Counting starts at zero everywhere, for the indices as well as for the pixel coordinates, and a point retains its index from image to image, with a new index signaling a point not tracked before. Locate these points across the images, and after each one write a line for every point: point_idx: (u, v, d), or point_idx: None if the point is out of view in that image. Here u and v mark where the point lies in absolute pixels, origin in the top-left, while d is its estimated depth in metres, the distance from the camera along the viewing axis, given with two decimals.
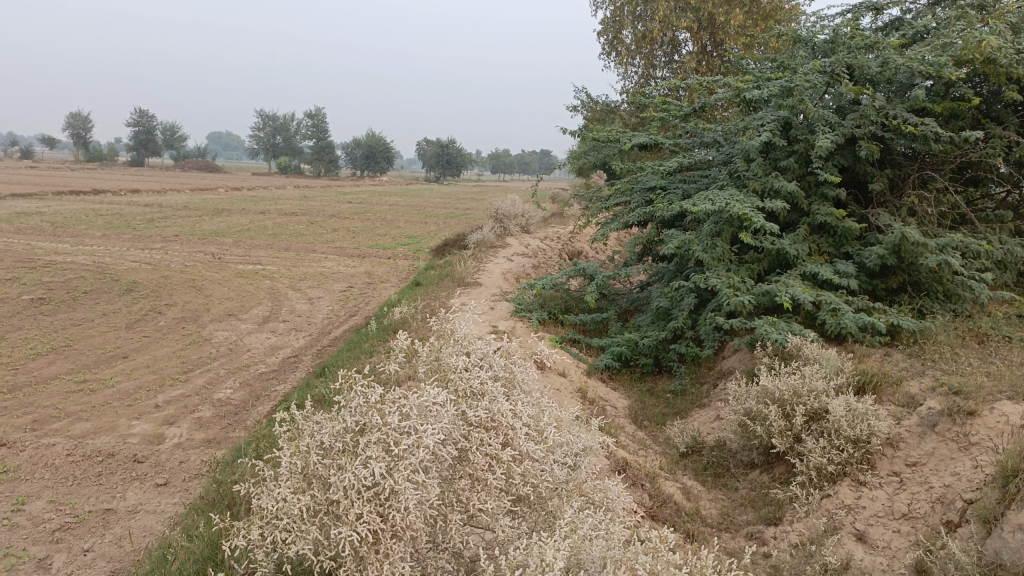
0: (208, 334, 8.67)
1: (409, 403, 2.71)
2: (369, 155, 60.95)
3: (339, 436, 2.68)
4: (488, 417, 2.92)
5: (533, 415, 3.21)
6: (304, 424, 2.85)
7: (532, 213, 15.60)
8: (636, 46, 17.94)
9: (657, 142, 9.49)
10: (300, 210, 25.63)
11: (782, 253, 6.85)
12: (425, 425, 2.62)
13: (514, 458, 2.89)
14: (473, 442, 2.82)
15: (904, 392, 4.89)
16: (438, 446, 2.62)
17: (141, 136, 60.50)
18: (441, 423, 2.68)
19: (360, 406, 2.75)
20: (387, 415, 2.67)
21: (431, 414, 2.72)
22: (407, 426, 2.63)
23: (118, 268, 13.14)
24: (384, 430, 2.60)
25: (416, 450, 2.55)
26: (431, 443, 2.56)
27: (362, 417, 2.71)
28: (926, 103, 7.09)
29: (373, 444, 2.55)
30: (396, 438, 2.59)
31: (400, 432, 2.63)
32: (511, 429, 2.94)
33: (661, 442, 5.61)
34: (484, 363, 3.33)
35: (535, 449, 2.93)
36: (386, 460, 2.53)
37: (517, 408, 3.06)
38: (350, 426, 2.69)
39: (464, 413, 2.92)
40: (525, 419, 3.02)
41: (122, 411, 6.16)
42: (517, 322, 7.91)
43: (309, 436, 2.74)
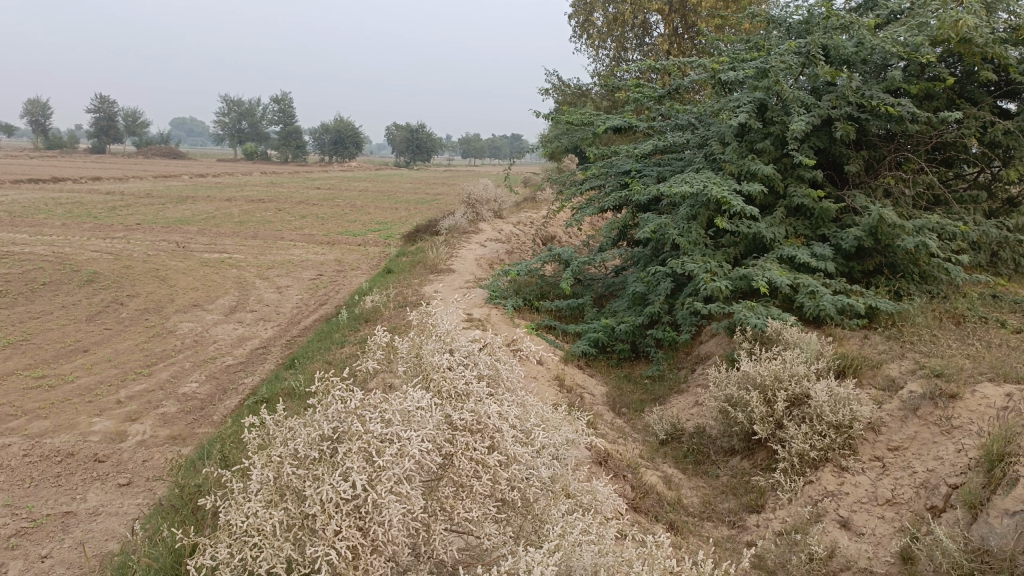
0: (173, 326, 8.42)
1: (392, 410, 2.59)
2: (338, 140, 60.26)
3: (314, 445, 2.51)
4: (474, 420, 2.82)
5: (519, 416, 3.10)
6: (276, 431, 2.66)
7: (504, 198, 15.45)
8: (607, 28, 17.78)
9: (631, 125, 9.37)
10: (268, 197, 25.21)
11: (759, 236, 6.78)
12: (408, 432, 2.50)
13: (502, 462, 2.77)
14: (458, 446, 2.69)
15: (884, 375, 4.83)
16: (423, 453, 2.50)
17: (103, 122, 59.22)
18: (424, 430, 2.57)
19: (338, 412, 2.60)
20: (368, 422, 2.53)
21: (414, 419, 2.61)
22: (390, 433, 2.50)
23: (79, 258, 12.77)
24: (366, 438, 2.46)
25: (400, 459, 2.43)
26: (417, 452, 2.44)
27: (339, 424, 2.56)
28: (902, 84, 7.04)
29: (353, 453, 2.40)
30: (378, 447, 2.46)
31: (383, 440, 2.50)
32: (498, 431, 2.82)
33: (640, 429, 5.52)
34: (470, 362, 3.33)
35: (523, 452, 2.81)
36: (368, 471, 2.38)
37: (503, 409, 2.98)
38: (327, 434, 2.53)
39: (449, 417, 2.80)
40: (513, 421, 2.92)
41: (83, 408, 5.93)
42: (491, 309, 7.76)
43: (281, 445, 2.56)
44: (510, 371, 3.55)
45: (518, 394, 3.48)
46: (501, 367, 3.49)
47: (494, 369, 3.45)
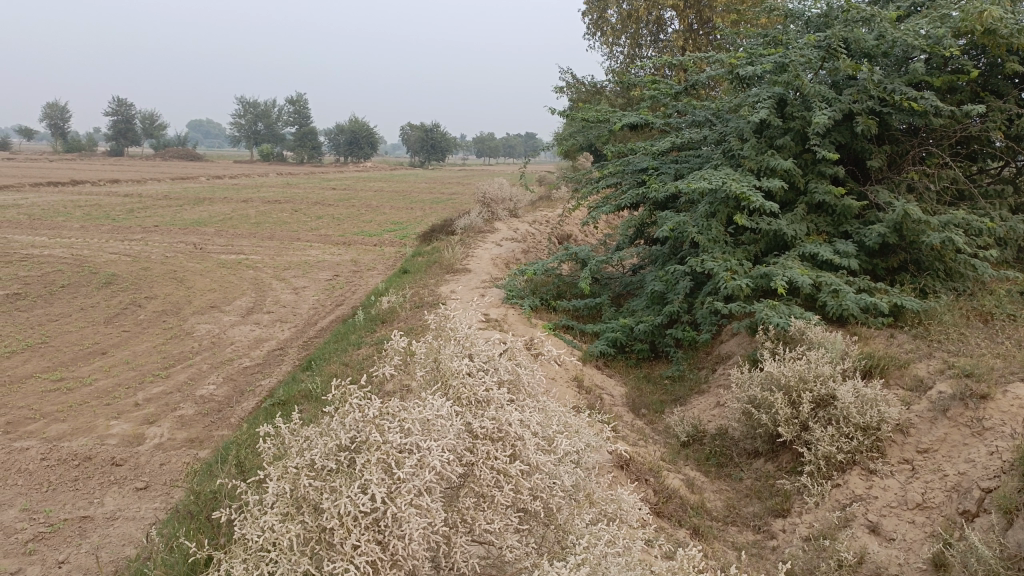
0: (190, 328, 8.41)
1: (410, 419, 2.53)
2: (353, 141, 60.43)
3: (330, 456, 2.47)
4: (496, 428, 2.76)
5: (541, 423, 3.05)
6: (291, 441, 2.62)
7: (520, 197, 15.37)
8: (622, 24, 17.66)
9: (647, 122, 9.27)
10: (283, 198, 25.28)
11: (780, 233, 6.67)
12: (428, 443, 2.46)
13: (524, 471, 2.71)
14: (479, 455, 2.65)
15: (912, 375, 4.72)
16: (443, 464, 2.46)
17: (120, 125, 59.76)
18: (444, 439, 2.52)
19: (355, 422, 2.55)
20: (387, 431, 2.48)
21: (434, 429, 2.56)
22: (409, 443, 2.45)
23: (97, 260, 12.82)
24: (385, 449, 2.41)
25: (420, 471, 2.38)
26: (437, 464, 2.40)
27: (357, 434, 2.51)
28: (925, 77, 6.91)
29: (372, 465, 2.36)
30: (397, 458, 2.42)
31: (402, 450, 2.45)
32: (519, 440, 2.77)
33: (661, 431, 5.43)
34: (490, 367, 3.29)
35: (546, 461, 2.76)
36: (387, 484, 2.34)
37: (526, 417, 2.93)
38: (344, 444, 2.49)
39: (469, 425, 2.75)
40: (535, 429, 2.86)
41: (100, 410, 5.92)
42: (508, 309, 7.70)
43: (297, 456, 2.52)
44: (530, 375, 3.48)
45: (537, 398, 3.41)
46: (520, 371, 3.43)
47: (514, 374, 3.40)
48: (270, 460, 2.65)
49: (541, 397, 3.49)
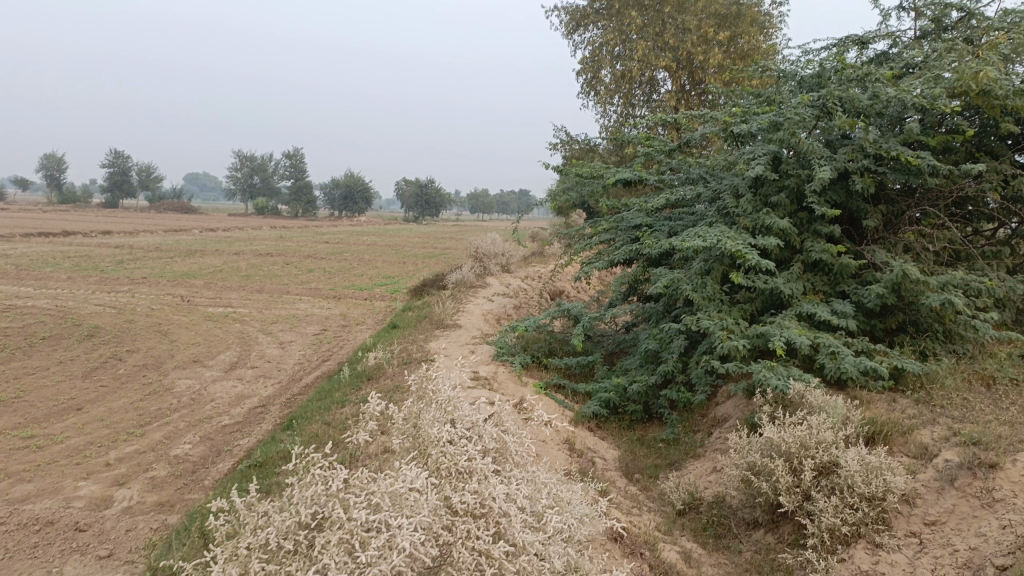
0: (170, 383, 8.17)
1: (377, 494, 2.50)
2: (348, 195, 60.81)
3: (288, 536, 2.45)
4: (478, 504, 2.77)
5: (530, 498, 2.99)
6: (248, 517, 2.60)
7: (513, 252, 15.28)
8: (615, 84, 17.87)
9: (641, 179, 9.23)
10: (275, 251, 25.17)
11: (776, 292, 6.53)
12: (398, 520, 2.39)
13: (509, 552, 2.65)
14: (458, 535, 2.60)
15: (916, 443, 4.53)
16: (414, 544, 2.37)
17: (116, 177, 60.03)
18: (416, 515, 2.47)
19: (317, 495, 2.56)
20: (351, 509, 2.46)
21: (404, 504, 2.52)
22: (376, 521, 2.40)
23: (81, 312, 12.59)
24: (349, 528, 2.37)
25: (386, 551, 2.30)
26: (407, 545, 2.30)
27: (318, 510, 2.51)
28: (920, 136, 6.88)
29: (333, 545, 2.31)
30: (363, 538, 2.36)
31: (369, 529, 2.39)
32: (505, 517, 2.74)
33: (655, 498, 5.20)
34: (474, 435, 3.22)
35: (532, 540, 2.68)
36: (351, 567, 2.26)
37: (512, 491, 2.89)
38: (305, 521, 2.48)
39: (449, 501, 2.74)
40: (522, 504, 2.82)
41: (69, 470, 5.65)
42: (498, 366, 7.50)
43: (253, 534, 2.50)
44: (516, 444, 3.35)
45: (526, 468, 3.28)
46: (506, 440, 3.33)
47: (501, 443, 3.32)
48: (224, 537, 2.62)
49: (530, 469, 3.31)
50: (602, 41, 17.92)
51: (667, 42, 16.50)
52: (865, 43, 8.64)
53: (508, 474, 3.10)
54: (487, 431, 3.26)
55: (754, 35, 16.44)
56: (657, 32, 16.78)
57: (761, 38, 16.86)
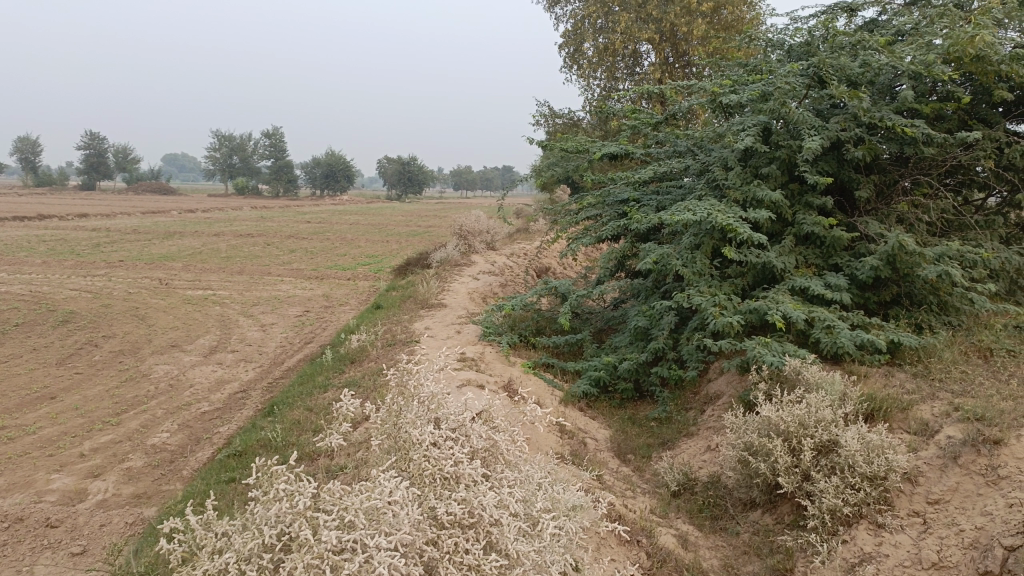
0: (148, 369, 7.94)
1: (351, 512, 2.40)
2: (330, 174, 60.17)
3: (250, 560, 2.33)
4: (466, 512, 2.65)
5: (524, 501, 2.86)
6: (206, 537, 2.47)
7: (497, 230, 15.04)
8: (598, 58, 17.59)
9: (627, 152, 9.03)
10: (256, 231, 24.77)
11: (768, 266, 6.38)
12: (375, 540, 2.29)
13: (502, 565, 2.52)
14: (445, 549, 2.50)
15: (916, 419, 4.41)
16: (392, 565, 2.27)
17: (93, 159, 59.09)
18: (395, 533, 2.36)
19: (282, 514, 2.44)
20: (321, 529, 2.34)
21: (380, 520, 2.41)
22: (350, 542, 2.30)
23: (56, 297, 12.28)
24: (319, 552, 2.26)
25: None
26: (385, 566, 2.21)
27: (284, 531, 2.39)
28: (914, 104, 6.71)
29: (300, 572, 2.21)
30: (335, 562, 2.25)
31: (341, 551, 2.29)
32: (497, 525, 2.63)
33: (649, 479, 5.08)
34: (461, 436, 3.10)
35: (527, 550, 2.56)
36: None
37: (503, 496, 2.78)
38: (268, 543, 2.36)
39: (434, 512, 2.64)
40: (515, 510, 2.71)
41: (41, 462, 5.44)
42: (485, 346, 7.32)
43: (211, 558, 2.37)
44: (505, 440, 3.20)
45: (517, 467, 3.14)
46: (496, 438, 3.19)
47: (490, 442, 3.18)
48: (179, 559, 2.48)
49: (523, 467, 3.16)
50: (584, 14, 17.61)
51: (651, 14, 16.21)
52: (854, 10, 8.45)
53: (497, 476, 2.95)
54: (474, 431, 3.12)
55: (738, 6, 16.19)
56: (641, 4, 16.48)
57: (745, 9, 16.62)
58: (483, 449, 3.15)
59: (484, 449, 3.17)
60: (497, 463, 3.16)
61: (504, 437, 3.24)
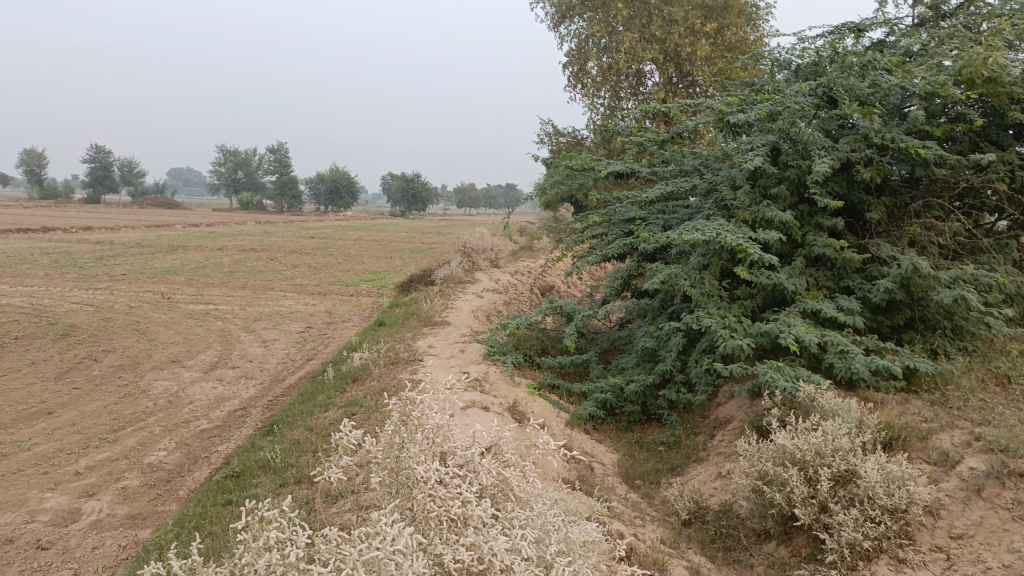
0: (146, 385, 7.82)
1: (350, 565, 2.28)
2: (333, 190, 60.25)
3: None
4: (475, 559, 2.53)
5: (537, 542, 2.75)
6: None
7: (501, 247, 14.96)
8: (602, 77, 17.56)
9: (634, 171, 8.94)
10: (258, 246, 24.68)
11: (779, 288, 6.26)
12: None
13: None
14: None
15: (935, 449, 4.29)
16: None
17: (98, 172, 59.23)
18: None
19: (274, 565, 2.33)
20: None
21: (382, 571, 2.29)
22: None
23: (55, 310, 12.16)
24: None
25: None
26: None
27: None
28: (925, 126, 6.62)
29: None
30: None
31: None
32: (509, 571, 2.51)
33: (658, 506, 4.95)
34: (469, 475, 2.99)
35: None
36: None
37: (514, 539, 2.67)
38: None
39: (442, 559, 2.52)
40: (527, 554, 2.60)
41: (34, 480, 5.31)
42: (489, 366, 7.19)
43: None
44: (516, 475, 3.10)
45: (530, 503, 3.03)
46: (506, 474, 3.09)
47: (500, 478, 3.08)
48: None
49: (536, 504, 3.05)
50: (588, 33, 17.60)
51: (654, 34, 16.21)
52: (862, 30, 8.37)
53: (508, 516, 2.85)
54: (482, 468, 3.01)
55: (742, 26, 16.19)
56: (645, 24, 16.49)
57: (749, 30, 16.61)
58: (493, 485, 3.04)
59: (492, 479, 3.05)
60: (508, 500, 3.06)
61: (515, 473, 3.13)
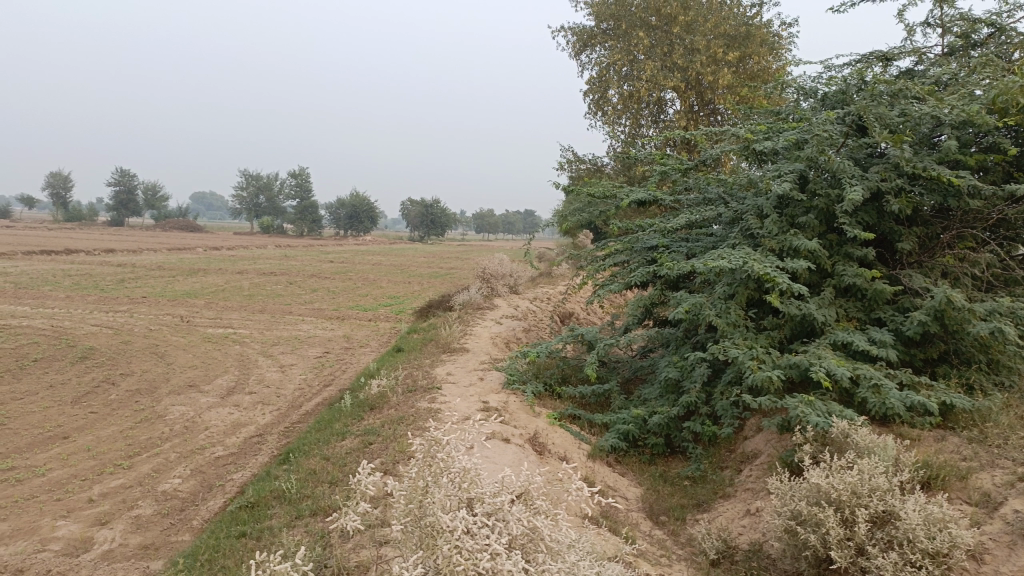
0: (163, 410, 7.76)
1: None
2: (353, 215, 60.63)
3: None
4: None
5: None
6: None
7: (520, 273, 14.87)
8: (623, 104, 17.53)
9: (657, 198, 8.84)
10: (278, 270, 24.78)
11: (808, 319, 6.11)
12: None
13: None
14: None
15: (976, 489, 4.11)
16: None
17: (122, 195, 60.00)
18: None
19: None
20: None
21: None
22: None
23: (76, 333, 12.19)
24: None
25: None
26: None
27: None
28: (958, 155, 6.47)
29: None
30: None
31: None
32: None
33: (684, 544, 4.79)
34: (498, 523, 2.73)
35: None
36: None
37: None
38: None
39: None
40: None
41: (48, 507, 5.23)
42: (509, 395, 7.06)
43: None
44: (549, 525, 2.81)
45: (562, 556, 2.75)
46: (537, 522, 2.80)
47: (530, 526, 2.80)
48: None
49: (569, 557, 2.76)
50: (610, 61, 17.60)
51: (676, 62, 16.19)
52: (890, 59, 8.26)
53: (539, 570, 2.59)
54: (512, 516, 2.74)
55: (764, 55, 16.14)
56: (666, 52, 16.49)
57: (771, 59, 16.56)
58: (522, 535, 2.76)
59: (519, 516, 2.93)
60: (538, 551, 2.77)
61: (547, 521, 2.84)
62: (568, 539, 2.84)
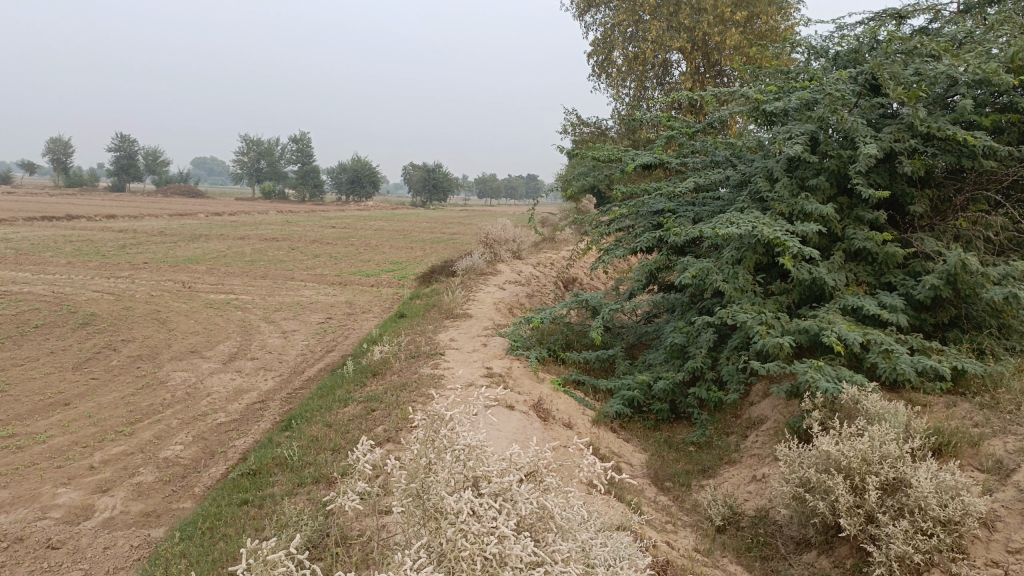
0: (165, 376, 7.71)
1: None
2: (355, 180, 60.30)
3: None
4: None
5: None
6: None
7: (523, 238, 14.74)
8: (628, 66, 17.23)
9: (662, 161, 8.67)
10: (280, 236, 24.65)
11: (817, 284, 6.01)
12: None
13: None
14: None
15: (989, 456, 4.04)
16: None
17: (123, 160, 59.64)
18: None
19: None
20: None
21: None
22: None
23: (77, 299, 12.12)
24: None
25: None
26: None
27: None
28: (973, 115, 6.30)
29: None
30: None
31: None
32: None
33: (690, 511, 4.74)
34: (505, 504, 2.64)
35: None
36: None
37: None
38: None
39: None
40: None
41: (49, 475, 5.19)
42: (513, 360, 6.98)
43: None
44: (558, 504, 2.72)
45: (573, 535, 2.68)
46: (546, 501, 2.72)
47: (539, 505, 2.72)
48: None
49: (580, 536, 2.68)
50: (614, 22, 17.26)
51: (682, 23, 15.87)
52: (904, 17, 8.03)
53: (549, 552, 2.51)
54: (520, 497, 2.65)
55: (772, 15, 15.82)
56: (672, 12, 16.14)
57: (779, 19, 16.25)
58: (531, 516, 2.68)
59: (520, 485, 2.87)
60: (548, 530, 2.70)
61: (556, 499, 2.76)
62: (578, 516, 2.77)
